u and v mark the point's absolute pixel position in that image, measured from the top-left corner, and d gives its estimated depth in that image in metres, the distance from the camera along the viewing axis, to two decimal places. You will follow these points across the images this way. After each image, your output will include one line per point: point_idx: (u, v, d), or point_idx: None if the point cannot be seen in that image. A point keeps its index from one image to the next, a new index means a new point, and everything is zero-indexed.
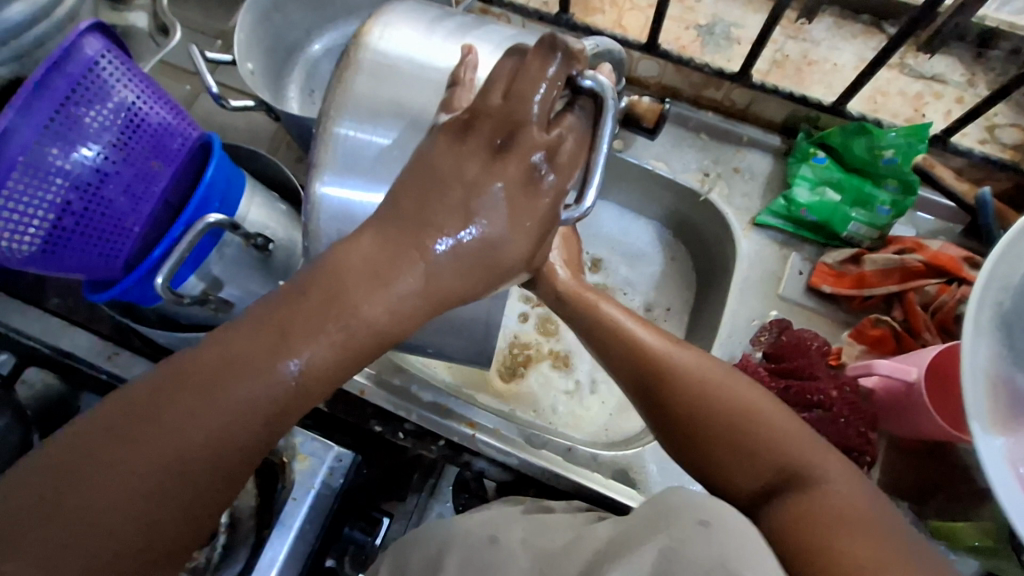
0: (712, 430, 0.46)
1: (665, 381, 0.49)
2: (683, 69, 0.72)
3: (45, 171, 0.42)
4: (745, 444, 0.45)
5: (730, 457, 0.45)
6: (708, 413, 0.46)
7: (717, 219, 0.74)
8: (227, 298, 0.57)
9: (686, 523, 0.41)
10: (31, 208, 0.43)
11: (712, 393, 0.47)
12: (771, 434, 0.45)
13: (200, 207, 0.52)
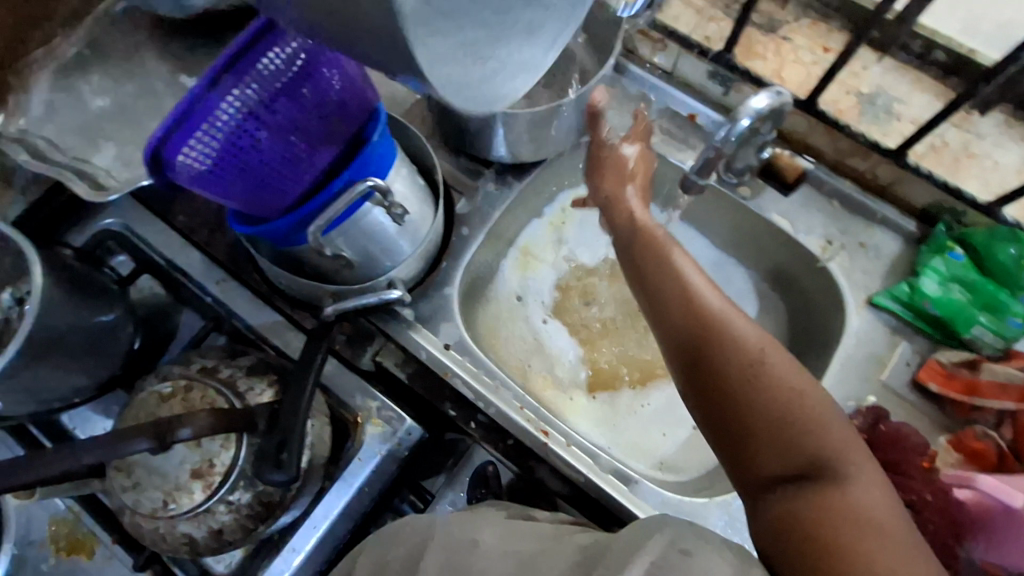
0: (746, 398, 0.46)
1: (711, 342, 0.49)
2: (834, 134, 0.71)
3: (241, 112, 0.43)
4: (782, 420, 0.45)
5: (770, 435, 0.45)
6: (749, 379, 0.46)
7: (831, 291, 0.73)
8: (354, 258, 0.60)
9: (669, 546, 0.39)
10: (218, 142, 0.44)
11: (753, 364, 0.47)
12: (813, 420, 0.45)
13: (360, 169, 0.54)
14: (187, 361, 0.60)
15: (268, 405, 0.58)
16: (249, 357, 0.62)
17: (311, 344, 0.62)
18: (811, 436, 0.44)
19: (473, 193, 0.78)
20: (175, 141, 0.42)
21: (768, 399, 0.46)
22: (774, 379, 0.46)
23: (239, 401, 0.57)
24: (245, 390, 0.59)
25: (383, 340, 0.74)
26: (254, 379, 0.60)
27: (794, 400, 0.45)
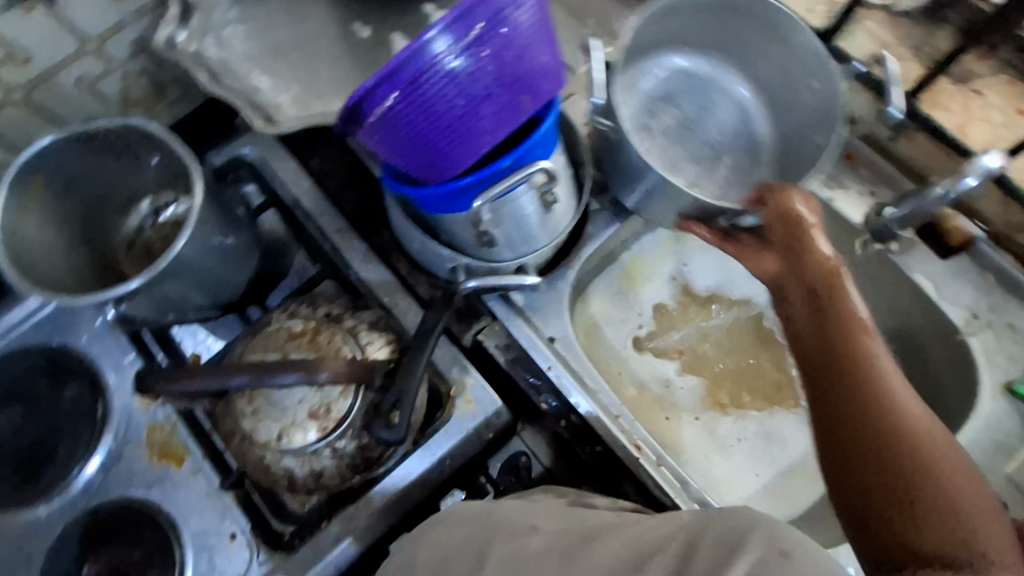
0: (901, 464, 0.43)
1: (876, 399, 0.45)
2: (1010, 204, 0.66)
3: (441, 72, 0.44)
4: (932, 493, 0.41)
5: (917, 506, 0.41)
6: (910, 446, 0.43)
7: (965, 369, 0.68)
8: (497, 238, 0.59)
9: (768, 546, 0.39)
10: (412, 98, 0.45)
11: (894, 415, 0.44)
12: (966, 502, 0.41)
13: (531, 150, 0.53)
14: (314, 305, 0.61)
15: (386, 362, 0.58)
16: (371, 312, 0.62)
17: (433, 311, 0.63)
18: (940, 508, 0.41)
19: (605, 192, 0.77)
20: (380, 95, 0.45)
21: (907, 454, 0.43)
22: (921, 437, 0.43)
23: (360, 353, 0.58)
24: (365, 343, 0.60)
25: (490, 321, 0.74)
26: (374, 334, 0.61)
27: (936, 466, 0.42)
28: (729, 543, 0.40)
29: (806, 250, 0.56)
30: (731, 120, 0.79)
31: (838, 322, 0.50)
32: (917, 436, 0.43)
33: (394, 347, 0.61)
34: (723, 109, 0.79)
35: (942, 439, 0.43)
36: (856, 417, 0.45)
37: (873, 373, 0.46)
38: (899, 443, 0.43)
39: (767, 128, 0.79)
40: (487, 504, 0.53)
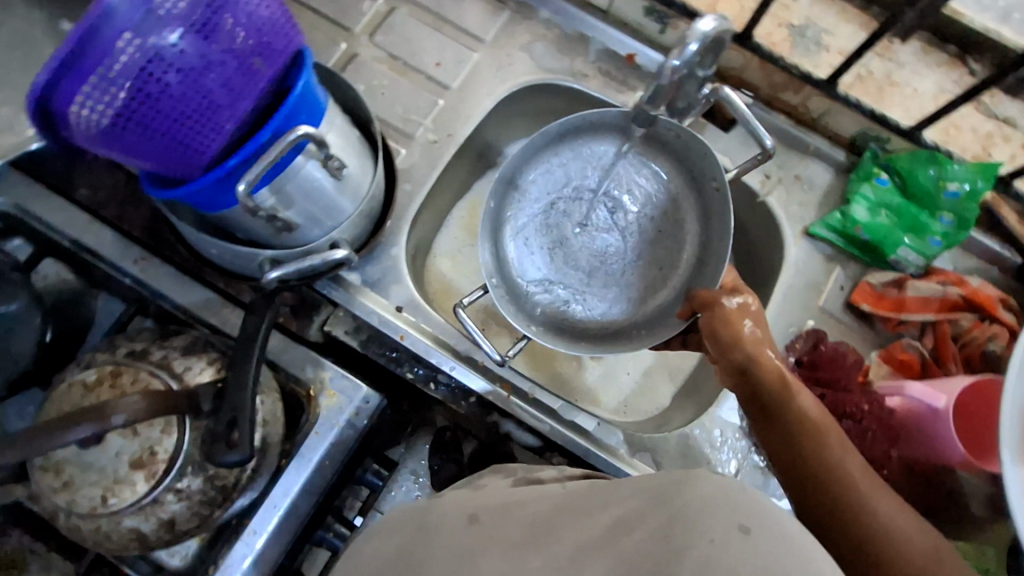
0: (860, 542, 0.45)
1: (803, 467, 0.52)
2: (768, 67, 0.72)
3: (130, 51, 0.39)
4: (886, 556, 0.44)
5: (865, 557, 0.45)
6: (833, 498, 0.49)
7: (769, 224, 0.76)
8: (294, 220, 0.55)
9: (724, 524, 0.33)
10: (109, 90, 0.40)
11: (868, 517, 0.47)
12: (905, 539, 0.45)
13: (290, 118, 0.49)
14: (113, 346, 0.55)
15: (211, 383, 0.54)
16: (183, 335, 0.57)
17: (251, 314, 0.58)
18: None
19: (413, 146, 0.76)
20: (67, 89, 0.40)
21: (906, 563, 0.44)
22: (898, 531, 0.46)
23: (177, 382, 0.53)
24: (184, 369, 0.54)
25: (331, 307, 0.70)
26: (193, 358, 0.55)
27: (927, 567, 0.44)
28: (682, 526, 0.33)
29: (764, 380, 0.57)
30: (653, 198, 0.77)
31: (801, 445, 0.53)
32: (895, 537, 0.45)
33: (220, 364, 0.56)
34: (643, 199, 0.78)
35: (905, 524, 0.46)
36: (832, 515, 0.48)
37: (833, 480, 0.50)
38: (885, 543, 0.45)
39: (688, 217, 0.76)
40: (426, 503, 0.49)
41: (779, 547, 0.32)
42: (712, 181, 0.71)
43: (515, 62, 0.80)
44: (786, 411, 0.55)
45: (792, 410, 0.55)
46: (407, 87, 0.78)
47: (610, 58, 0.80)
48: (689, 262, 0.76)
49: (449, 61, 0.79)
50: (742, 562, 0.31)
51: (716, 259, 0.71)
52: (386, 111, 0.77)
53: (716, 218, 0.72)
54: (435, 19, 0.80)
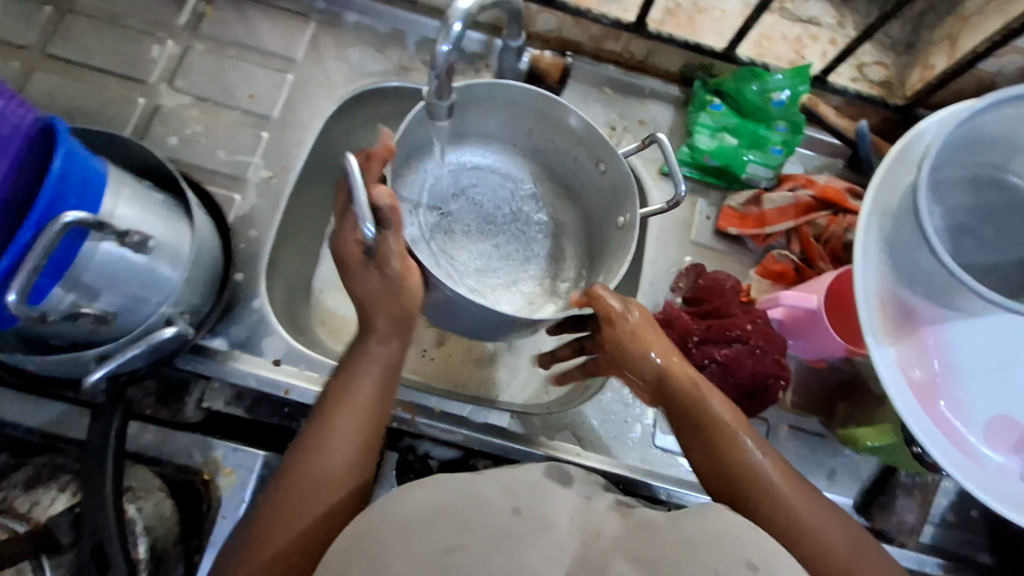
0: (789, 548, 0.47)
1: (733, 476, 0.51)
2: (582, 22, 0.72)
3: None
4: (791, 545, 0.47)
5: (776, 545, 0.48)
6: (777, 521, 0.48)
7: (628, 173, 0.76)
8: (107, 309, 0.50)
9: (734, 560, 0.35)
10: None
11: (800, 537, 0.47)
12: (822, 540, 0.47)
13: (51, 206, 0.43)
14: None
15: (67, 512, 0.54)
16: (21, 471, 0.56)
17: (99, 418, 0.56)
18: (849, 545, 0.48)
19: (248, 189, 0.71)
20: None
21: (822, 557, 0.47)
22: (816, 527, 0.48)
23: (24, 523, 0.52)
24: (31, 507, 0.54)
25: (204, 381, 0.65)
26: (37, 491, 0.55)
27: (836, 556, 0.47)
28: (690, 556, 0.34)
29: (676, 390, 0.55)
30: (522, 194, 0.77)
31: (724, 463, 0.51)
32: (818, 544, 0.47)
33: (72, 485, 0.56)
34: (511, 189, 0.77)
35: (831, 532, 0.48)
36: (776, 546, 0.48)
37: (758, 499, 0.49)
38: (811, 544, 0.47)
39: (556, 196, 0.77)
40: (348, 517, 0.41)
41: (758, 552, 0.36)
42: (592, 166, 0.69)
43: (334, 74, 0.76)
44: (706, 422, 0.53)
45: (713, 426, 0.53)
46: (225, 127, 0.72)
47: (432, 48, 0.78)
48: (575, 263, 0.76)
49: (263, 89, 0.74)
50: None
51: (604, 218, 0.70)
52: (208, 158, 0.71)
53: (598, 205, 0.72)
54: (236, 49, 0.75)
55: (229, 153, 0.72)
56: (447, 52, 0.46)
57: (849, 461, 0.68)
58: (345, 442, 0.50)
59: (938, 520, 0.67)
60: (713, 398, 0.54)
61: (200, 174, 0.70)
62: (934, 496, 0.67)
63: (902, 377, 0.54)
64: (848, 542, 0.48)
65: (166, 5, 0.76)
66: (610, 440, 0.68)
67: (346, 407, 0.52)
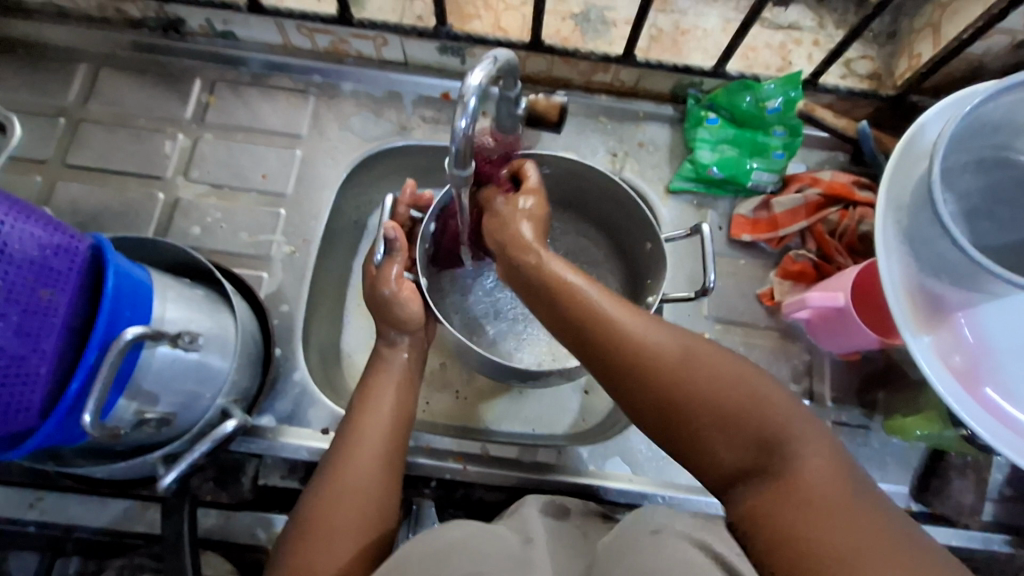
0: (733, 421, 0.44)
1: (609, 342, 0.48)
2: (570, 60, 0.74)
3: None
4: (732, 407, 0.44)
5: (717, 425, 0.44)
6: (670, 366, 0.46)
7: (635, 195, 0.78)
8: (167, 411, 0.52)
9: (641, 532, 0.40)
10: None
11: (665, 363, 0.46)
12: (772, 421, 0.43)
13: (110, 323, 0.45)
14: None
15: None
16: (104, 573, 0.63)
17: (168, 516, 0.57)
18: (746, 441, 0.43)
19: (273, 266, 0.73)
20: None
21: (685, 372, 0.45)
22: (715, 364, 0.46)
23: None
24: None
25: (257, 459, 0.66)
26: None
27: (697, 362, 0.46)
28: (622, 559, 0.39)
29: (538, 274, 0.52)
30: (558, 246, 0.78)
31: (615, 338, 0.48)
32: (639, 346, 0.47)
33: None
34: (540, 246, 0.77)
35: (728, 365, 0.46)
36: (665, 429, 0.46)
37: (654, 369, 0.46)
38: (747, 416, 0.43)
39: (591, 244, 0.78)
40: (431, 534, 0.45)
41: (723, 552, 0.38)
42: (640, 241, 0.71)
43: (339, 143, 0.79)
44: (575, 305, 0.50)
45: (566, 300, 0.50)
46: (243, 210, 0.75)
47: (429, 103, 0.80)
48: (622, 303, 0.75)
49: (274, 169, 0.77)
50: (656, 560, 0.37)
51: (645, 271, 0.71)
52: (231, 242, 0.74)
53: (642, 270, 0.72)
54: (244, 133, 0.78)
55: (251, 234, 0.74)
56: (467, 126, 0.48)
57: (898, 449, 0.68)
58: (371, 454, 0.55)
59: (996, 495, 0.67)
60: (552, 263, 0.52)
61: (226, 259, 0.73)
62: (988, 473, 0.67)
63: (943, 367, 0.55)
64: (779, 398, 0.44)
65: (171, 100, 0.79)
66: (661, 462, 0.68)
67: (371, 421, 0.57)
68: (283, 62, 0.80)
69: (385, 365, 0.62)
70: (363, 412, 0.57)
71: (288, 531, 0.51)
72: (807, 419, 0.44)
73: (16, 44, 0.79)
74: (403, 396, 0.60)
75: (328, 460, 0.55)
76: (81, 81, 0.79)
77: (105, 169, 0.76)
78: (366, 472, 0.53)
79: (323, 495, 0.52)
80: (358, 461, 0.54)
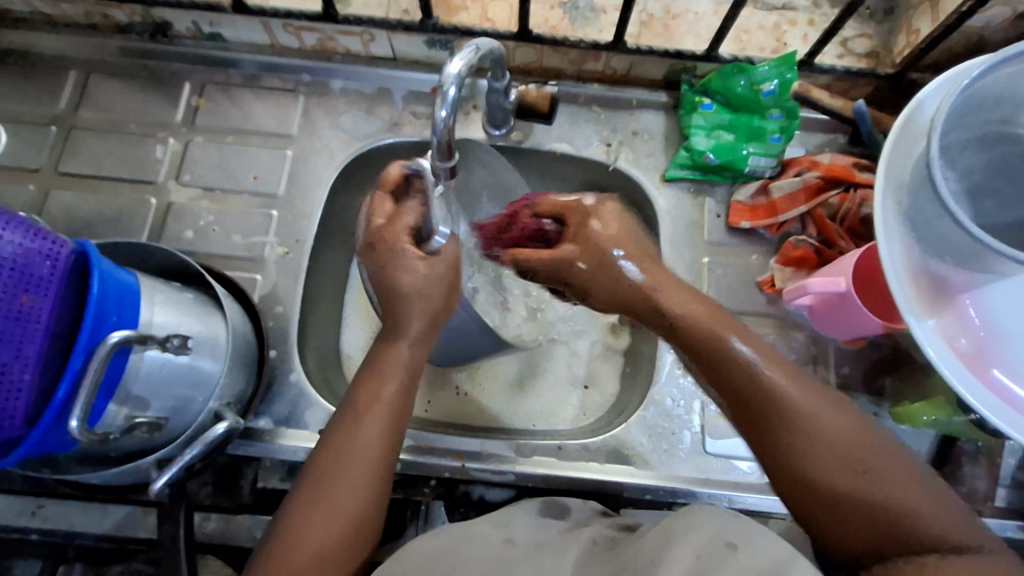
0: (849, 499, 0.45)
1: (755, 392, 0.49)
2: (560, 50, 0.73)
3: None
4: (853, 487, 0.45)
5: (847, 503, 0.45)
6: (813, 437, 0.46)
7: (631, 184, 0.76)
8: (159, 415, 0.51)
9: (715, 543, 0.41)
10: None
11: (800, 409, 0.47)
12: (887, 501, 0.44)
13: (96, 327, 0.45)
14: None
15: None
16: None
17: (166, 520, 0.57)
18: (897, 492, 0.44)
19: (267, 268, 0.73)
20: None
21: (827, 439, 0.46)
22: (853, 429, 0.47)
23: None
24: None
25: (255, 462, 0.66)
26: None
27: (827, 437, 0.46)
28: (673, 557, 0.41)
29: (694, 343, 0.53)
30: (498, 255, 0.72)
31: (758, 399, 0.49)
32: (795, 408, 0.47)
33: None
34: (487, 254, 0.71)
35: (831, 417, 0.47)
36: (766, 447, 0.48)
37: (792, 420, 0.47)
38: (870, 504, 0.44)
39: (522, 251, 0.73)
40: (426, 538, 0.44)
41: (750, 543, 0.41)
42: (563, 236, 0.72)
43: (330, 142, 0.78)
44: (726, 364, 0.51)
45: (723, 367, 0.51)
46: (235, 213, 0.75)
47: (419, 99, 0.80)
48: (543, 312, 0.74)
49: (265, 169, 0.76)
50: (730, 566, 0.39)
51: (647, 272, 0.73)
52: (224, 245, 0.73)
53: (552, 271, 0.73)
54: (235, 133, 0.78)
55: (245, 235, 0.74)
56: (446, 117, 0.49)
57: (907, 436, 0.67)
58: (367, 476, 0.50)
59: (1010, 481, 0.65)
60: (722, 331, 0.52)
61: (220, 262, 0.73)
62: (1001, 458, 0.65)
63: (948, 350, 0.53)
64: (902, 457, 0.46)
65: (162, 104, 0.79)
66: (663, 454, 0.67)
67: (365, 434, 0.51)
68: (272, 61, 0.80)
69: (380, 369, 0.55)
70: (357, 419, 0.52)
71: (270, 541, 0.49)
72: (939, 493, 0.45)
73: (7, 54, 0.80)
74: (402, 397, 0.54)
75: (315, 470, 0.51)
76: (71, 88, 0.79)
77: (98, 176, 0.76)
78: (359, 496, 0.50)
79: (306, 518, 0.48)
80: (353, 480, 0.50)
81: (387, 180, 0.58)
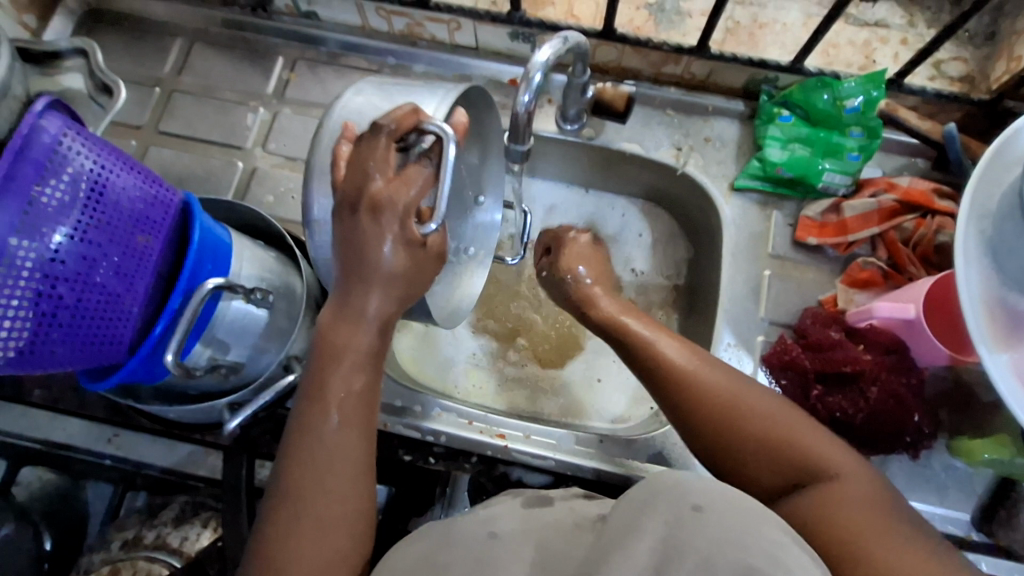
0: (839, 523, 0.42)
1: (676, 379, 0.52)
2: (641, 50, 0.74)
3: (28, 269, 0.38)
4: (828, 512, 0.42)
5: (820, 522, 0.42)
6: (765, 436, 0.47)
7: (698, 191, 0.76)
8: (236, 360, 0.55)
9: (680, 508, 0.40)
10: (19, 311, 0.39)
11: (718, 398, 0.50)
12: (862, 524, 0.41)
13: (194, 272, 0.49)
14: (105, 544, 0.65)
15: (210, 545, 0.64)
16: (169, 509, 0.67)
17: (230, 461, 0.61)
18: (860, 521, 0.41)
19: None
20: None
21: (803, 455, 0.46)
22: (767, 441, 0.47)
23: (177, 557, 0.63)
24: (181, 540, 0.65)
25: None
26: (184, 527, 0.66)
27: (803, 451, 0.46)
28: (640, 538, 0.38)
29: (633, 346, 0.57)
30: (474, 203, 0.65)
31: (702, 401, 0.50)
32: (760, 414, 0.48)
33: (212, 521, 0.67)
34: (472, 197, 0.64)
35: (771, 406, 0.49)
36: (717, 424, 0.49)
37: (740, 387, 0.50)
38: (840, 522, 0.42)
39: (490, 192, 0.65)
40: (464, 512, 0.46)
41: (730, 516, 0.39)
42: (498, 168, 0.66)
43: None
44: (663, 362, 0.53)
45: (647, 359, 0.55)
46: None
47: (496, 88, 0.82)
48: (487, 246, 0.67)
49: None
50: (699, 533, 0.38)
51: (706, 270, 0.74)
52: (301, 212, 0.77)
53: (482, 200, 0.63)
54: (320, 107, 0.82)
55: None
56: (528, 102, 0.51)
57: (961, 474, 0.64)
58: (344, 478, 0.46)
59: None
60: (679, 350, 0.54)
61: (297, 228, 0.77)
62: None
63: (1021, 387, 0.52)
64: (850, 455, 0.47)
65: (255, 75, 0.84)
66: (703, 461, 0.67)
67: (335, 382, 0.48)
68: (360, 43, 0.83)
69: (341, 350, 0.48)
70: (323, 416, 0.47)
71: (250, 561, 0.45)
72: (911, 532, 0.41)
73: (123, 19, 0.86)
74: (366, 391, 0.49)
75: (281, 483, 0.46)
76: (176, 53, 0.85)
77: (194, 136, 0.81)
78: (333, 449, 0.46)
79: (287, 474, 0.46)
80: (329, 484, 0.46)
81: (402, 122, 0.47)
